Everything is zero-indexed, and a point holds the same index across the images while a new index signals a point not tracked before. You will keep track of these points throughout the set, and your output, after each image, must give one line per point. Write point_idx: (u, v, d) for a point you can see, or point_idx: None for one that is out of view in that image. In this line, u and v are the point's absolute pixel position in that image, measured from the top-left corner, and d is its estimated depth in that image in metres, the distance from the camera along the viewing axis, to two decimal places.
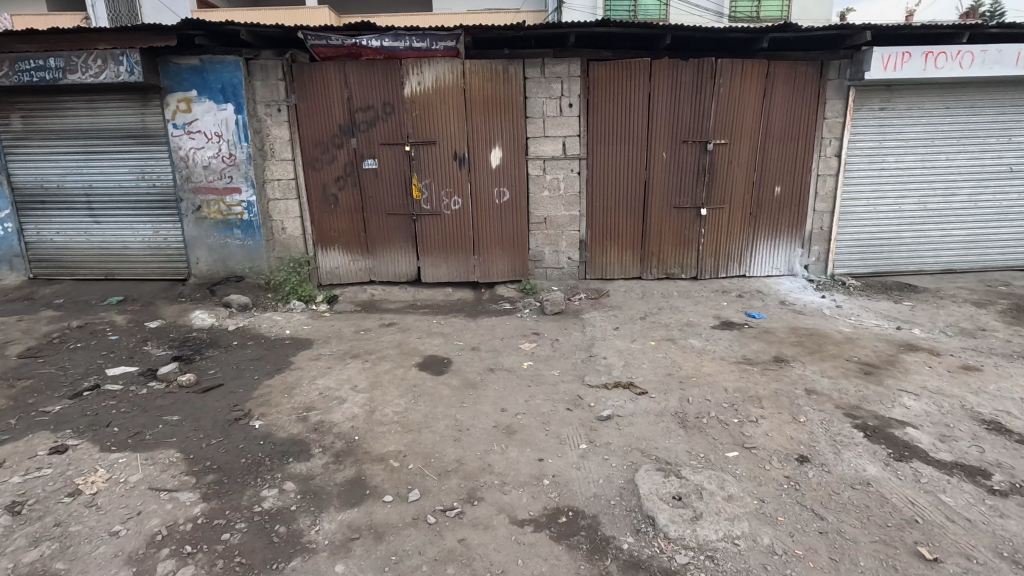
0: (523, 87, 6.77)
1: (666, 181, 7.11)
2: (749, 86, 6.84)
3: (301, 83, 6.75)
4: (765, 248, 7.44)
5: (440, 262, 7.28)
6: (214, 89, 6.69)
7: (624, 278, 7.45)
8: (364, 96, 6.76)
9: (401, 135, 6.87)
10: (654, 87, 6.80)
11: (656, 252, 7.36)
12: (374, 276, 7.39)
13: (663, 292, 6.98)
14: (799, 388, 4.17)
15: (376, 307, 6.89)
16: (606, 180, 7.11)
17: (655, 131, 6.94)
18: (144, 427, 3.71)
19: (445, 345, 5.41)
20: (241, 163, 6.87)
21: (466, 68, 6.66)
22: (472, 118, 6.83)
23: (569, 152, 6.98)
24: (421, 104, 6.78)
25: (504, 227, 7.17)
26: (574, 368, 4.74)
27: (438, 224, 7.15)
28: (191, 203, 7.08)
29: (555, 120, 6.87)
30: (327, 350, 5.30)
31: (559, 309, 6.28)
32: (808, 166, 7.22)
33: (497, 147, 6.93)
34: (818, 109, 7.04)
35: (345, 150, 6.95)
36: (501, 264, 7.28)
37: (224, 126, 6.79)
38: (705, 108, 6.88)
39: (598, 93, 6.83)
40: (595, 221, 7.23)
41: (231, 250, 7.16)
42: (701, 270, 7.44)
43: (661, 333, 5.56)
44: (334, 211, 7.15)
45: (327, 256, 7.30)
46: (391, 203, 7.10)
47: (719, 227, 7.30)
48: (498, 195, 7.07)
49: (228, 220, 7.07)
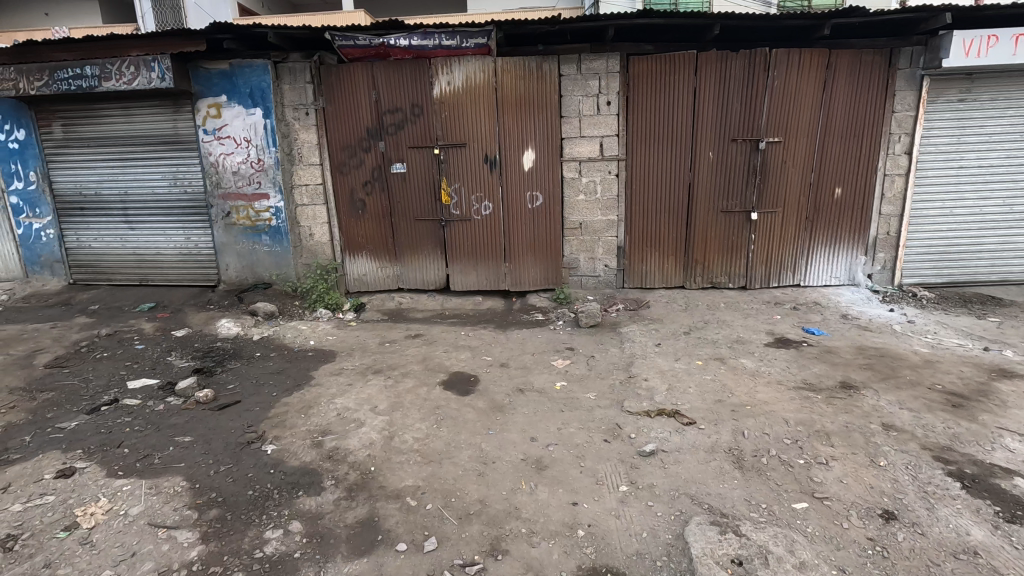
0: (558, 85, 6.38)
1: (713, 183, 6.58)
2: (808, 78, 6.23)
3: (329, 86, 6.56)
4: (823, 256, 6.80)
5: (469, 270, 6.97)
6: (243, 93, 6.59)
7: (665, 287, 6.94)
8: (392, 98, 6.52)
9: (430, 137, 6.59)
10: (701, 81, 6.28)
11: (700, 259, 6.83)
12: (402, 283, 7.15)
13: (708, 303, 6.44)
14: (874, 423, 3.63)
15: (403, 317, 6.64)
16: (646, 182, 6.63)
17: (701, 130, 6.42)
18: (154, 450, 3.53)
19: (473, 361, 5.08)
20: (269, 168, 6.76)
21: (498, 66, 6.32)
22: (504, 118, 6.48)
23: (607, 152, 6.54)
24: (451, 105, 6.48)
25: (536, 233, 6.79)
26: (612, 391, 4.32)
27: (467, 230, 6.85)
28: (221, 209, 7.02)
29: (592, 119, 6.45)
30: (349, 365, 5.05)
31: (596, 321, 5.86)
32: (874, 166, 6.54)
33: (531, 148, 6.56)
34: (885, 102, 6.36)
35: (373, 154, 6.73)
36: (534, 272, 6.91)
37: (253, 130, 6.69)
38: (757, 103, 6.31)
39: (638, 89, 6.36)
40: (634, 227, 6.77)
41: (259, 256, 7.07)
42: (750, 279, 6.87)
43: (707, 352, 5.06)
44: (362, 217, 6.95)
45: (355, 263, 7.12)
46: (420, 208, 6.84)
47: (770, 232, 6.71)
48: (531, 199, 6.70)
49: (257, 226, 6.97)
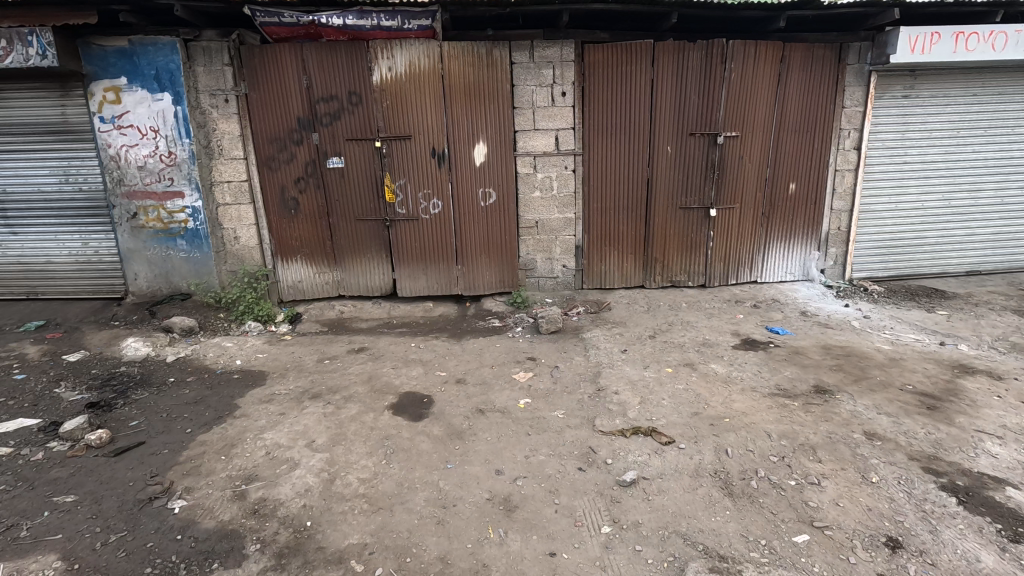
0: (510, 73, 5.93)
1: (672, 179, 6.35)
2: (763, 71, 6.10)
3: (251, 69, 5.78)
4: (778, 252, 6.76)
5: (418, 274, 6.41)
6: (148, 75, 5.69)
7: (625, 287, 6.68)
8: (326, 85, 5.83)
9: (370, 129, 5.96)
10: (658, 72, 6.01)
11: (660, 257, 6.60)
12: (343, 290, 6.49)
13: (670, 303, 6.23)
14: (857, 431, 3.45)
15: (345, 329, 6.01)
16: (604, 178, 6.31)
17: (659, 124, 6.17)
18: (22, 518, 2.81)
19: (425, 379, 4.57)
20: (183, 162, 5.90)
21: (444, 51, 5.78)
22: (452, 108, 5.95)
23: (563, 147, 6.17)
24: (392, 93, 5.86)
25: (490, 233, 6.33)
26: (582, 408, 3.94)
27: (414, 230, 6.28)
28: (125, 210, 6.07)
29: (547, 111, 6.05)
30: (281, 388, 4.39)
31: (557, 327, 5.49)
32: (826, 161, 6.55)
33: (482, 142, 6.08)
34: (836, 97, 6.36)
35: (306, 147, 6.02)
36: (488, 274, 6.44)
37: (161, 119, 5.80)
38: (715, 97, 6.12)
39: (594, 79, 6.02)
40: (592, 225, 6.45)
41: (174, 264, 6.19)
42: (709, 277, 6.72)
43: (676, 357, 4.80)
44: (295, 217, 6.23)
45: (288, 269, 6.38)
46: (361, 207, 6.20)
47: (728, 229, 6.58)
48: (483, 196, 6.22)
49: (170, 230, 6.09)
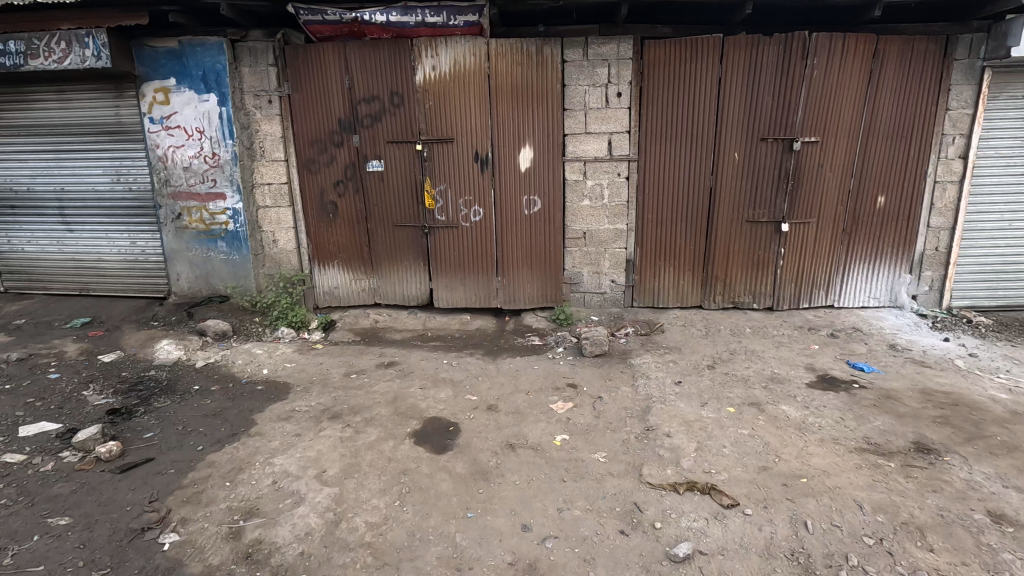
0: (561, 72, 5.49)
1: (738, 189, 5.69)
2: (851, 69, 5.35)
3: (295, 70, 5.64)
4: (861, 273, 5.94)
5: (456, 284, 6.07)
6: (195, 76, 5.65)
7: (680, 307, 6.06)
8: (368, 85, 5.60)
9: (411, 131, 5.68)
10: (727, 70, 5.38)
11: (721, 276, 5.94)
12: (379, 298, 6.24)
13: (731, 327, 5.57)
14: (977, 510, 2.76)
15: (377, 340, 5.74)
16: (661, 186, 5.74)
17: (726, 127, 5.53)
18: (11, 540, 2.64)
19: (454, 403, 4.18)
20: (225, 164, 5.83)
21: (492, 49, 5.41)
22: (498, 110, 5.57)
23: (616, 152, 5.66)
24: (436, 93, 5.56)
25: (534, 243, 5.90)
26: (627, 451, 3.43)
27: (453, 238, 5.94)
28: (170, 210, 6.08)
29: (600, 113, 5.56)
30: (302, 405, 4.13)
31: (602, 350, 4.98)
32: (923, 171, 5.68)
33: (528, 146, 5.66)
34: (939, 97, 5.50)
35: (346, 150, 5.82)
36: (530, 287, 6.01)
37: (206, 120, 5.75)
38: (793, 97, 5.41)
39: (654, 78, 5.47)
40: (646, 238, 5.88)
41: (214, 266, 6.14)
42: (777, 299, 5.98)
43: (739, 394, 4.18)
44: (333, 222, 6.04)
45: (325, 274, 6.21)
46: (399, 213, 5.93)
47: (802, 246, 5.83)
48: (528, 204, 5.80)
49: (212, 231, 6.05)
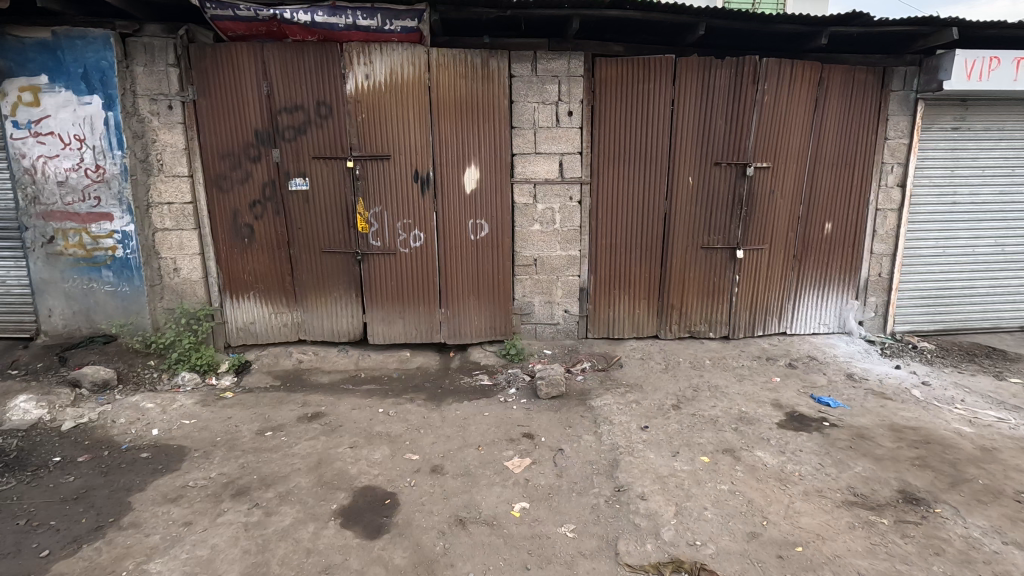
0: (508, 88, 5.08)
1: (692, 215, 5.48)
2: (799, 95, 5.31)
3: (201, 72, 4.86)
4: (811, 300, 5.89)
5: (393, 317, 5.41)
6: (73, 74, 4.72)
7: (636, 337, 5.72)
8: (290, 93, 4.92)
9: (340, 146, 5.03)
10: (680, 92, 5.19)
11: (677, 304, 5.68)
12: (304, 334, 5.45)
13: (691, 360, 5.28)
14: None
15: (301, 385, 4.95)
16: (615, 211, 5.42)
17: (680, 151, 5.32)
18: None
19: (391, 466, 3.52)
20: (112, 179, 4.89)
21: (432, 59, 4.91)
22: (440, 125, 5.06)
23: (568, 174, 5.29)
24: (369, 104, 4.96)
25: (480, 271, 5.38)
26: (598, 521, 2.94)
27: (390, 266, 5.30)
28: (39, 232, 4.99)
29: (550, 132, 5.18)
30: (198, 477, 3.32)
31: (559, 391, 4.50)
32: (865, 198, 5.74)
33: (474, 165, 5.17)
34: (878, 127, 5.59)
35: (264, 165, 5.07)
36: (477, 320, 5.46)
37: (88, 126, 4.81)
38: (745, 121, 5.28)
39: (607, 98, 5.18)
40: (599, 265, 5.53)
41: (97, 299, 5.11)
42: (733, 327, 5.80)
43: (710, 439, 3.81)
44: (248, 247, 5.23)
45: (238, 307, 5.35)
46: (328, 237, 5.23)
47: (756, 273, 5.70)
48: (474, 228, 5.29)
49: (94, 258, 5.04)
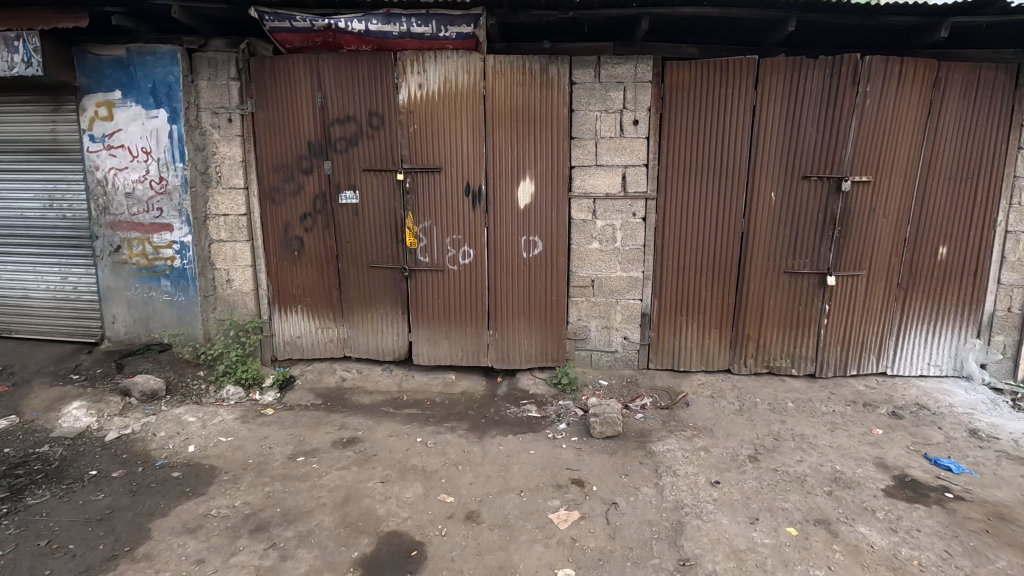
0: (568, 95, 4.71)
1: (775, 234, 4.82)
2: (909, 98, 4.56)
3: (260, 85, 4.87)
4: (919, 336, 5.03)
5: (439, 337, 5.12)
6: (143, 89, 4.86)
7: (704, 371, 5.10)
8: (344, 105, 4.81)
9: (392, 157, 4.86)
10: (763, 97, 4.60)
11: (754, 335, 5.01)
12: (349, 350, 5.28)
13: (770, 401, 4.58)
14: None
15: (341, 405, 4.75)
16: (685, 230, 4.87)
17: (762, 163, 4.71)
18: None
19: (422, 509, 3.18)
20: (174, 190, 4.98)
21: (488, 67, 4.64)
22: (494, 136, 4.76)
23: (631, 188, 4.82)
24: (422, 114, 4.75)
25: (532, 291, 4.99)
26: None
27: (437, 284, 5.03)
28: (108, 242, 5.18)
29: (613, 143, 4.75)
30: (222, 506, 3.16)
31: (615, 431, 4.00)
32: (991, 218, 4.84)
33: (530, 178, 4.82)
34: (1009, 134, 4.70)
35: (316, 177, 4.99)
36: (527, 343, 5.07)
37: (155, 139, 4.94)
38: (843, 128, 4.59)
39: (678, 105, 4.69)
40: (664, 289, 4.98)
41: (156, 308, 5.21)
42: (821, 365, 5.03)
43: (797, 504, 3.18)
44: (298, 260, 5.15)
45: (286, 321, 5.27)
46: (376, 252, 5.05)
47: (850, 303, 4.93)
48: (527, 246, 4.92)
49: (154, 267, 5.14)
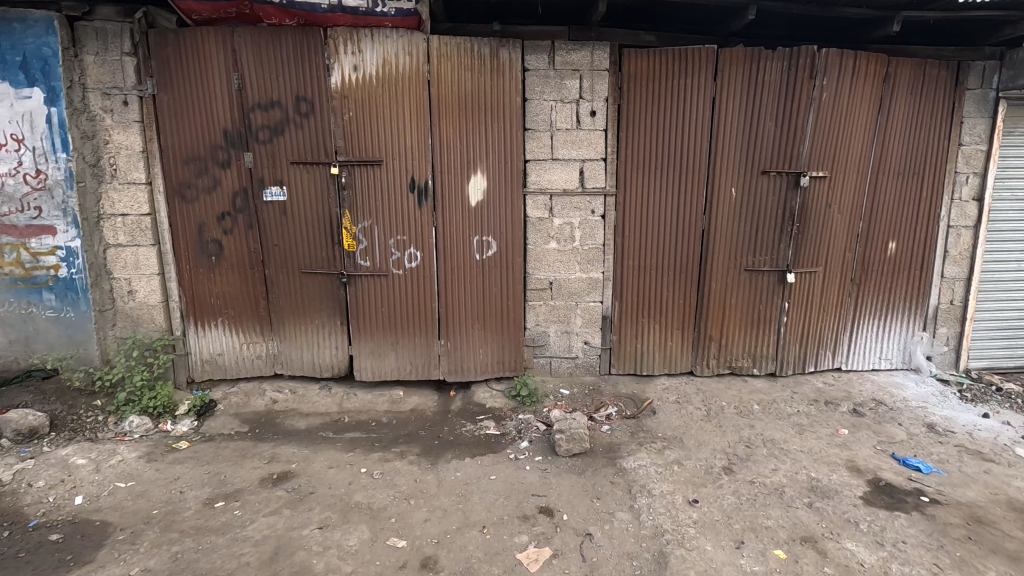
0: (521, 82, 4.33)
1: (735, 232, 4.68)
2: (862, 93, 4.52)
3: (163, 63, 4.16)
4: (871, 331, 5.07)
5: (384, 349, 4.61)
6: (10, 63, 4.01)
7: (667, 374, 4.89)
8: (266, 87, 4.19)
9: (324, 148, 4.29)
10: (723, 89, 4.42)
11: (716, 336, 4.86)
12: (280, 367, 4.66)
13: (736, 404, 4.42)
14: None
15: (271, 432, 4.14)
16: (646, 227, 4.63)
17: (721, 158, 4.54)
18: None
19: (369, 560, 2.72)
20: (55, 186, 4.16)
21: (432, 48, 4.18)
22: (441, 125, 4.31)
23: (589, 184, 4.51)
24: (357, 99, 4.22)
25: (487, 296, 4.58)
26: None
27: (380, 290, 4.52)
28: None
29: (569, 135, 4.42)
30: None
31: (582, 448, 3.68)
32: (935, 213, 4.93)
33: (481, 172, 4.41)
34: (951, 131, 4.79)
35: (235, 171, 4.33)
36: (482, 352, 4.66)
37: (28, 124, 4.09)
38: (800, 123, 4.49)
39: (637, 95, 4.42)
40: (626, 290, 4.72)
41: (36, 327, 4.34)
42: (781, 363, 4.95)
43: (780, 520, 2.98)
44: (216, 266, 4.47)
45: (204, 336, 4.58)
46: (309, 255, 4.46)
47: (808, 300, 4.87)
48: (480, 246, 4.51)
49: (33, 278, 4.28)
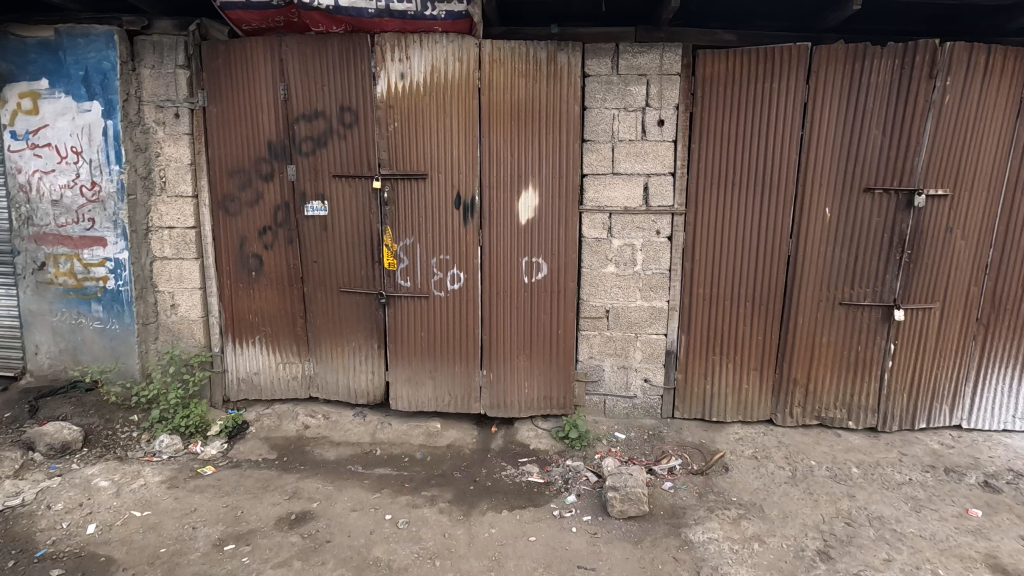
0: (580, 89, 3.91)
1: (829, 259, 3.98)
2: (996, 96, 3.74)
3: (214, 75, 4.10)
4: (1003, 383, 4.14)
5: (422, 377, 4.26)
6: (74, 77, 4.08)
7: (742, 422, 4.20)
8: (311, 98, 4.03)
9: (367, 161, 4.05)
10: (817, 93, 3.79)
11: (802, 380, 4.13)
12: (315, 390, 4.42)
13: (830, 465, 3.68)
14: None
15: (298, 461, 3.86)
16: (719, 251, 4.03)
17: (814, 173, 3.89)
18: None
19: None
20: (108, 198, 4.16)
21: (484, 54, 3.85)
22: (490, 136, 3.96)
23: (654, 201, 3.99)
24: (403, 109, 3.96)
25: (535, 323, 4.14)
26: None
27: (420, 313, 4.19)
28: (30, 258, 4.33)
29: (633, 146, 3.94)
30: None
31: (639, 510, 3.12)
32: None
33: (533, 187, 4.00)
34: None
35: (278, 184, 4.18)
36: (528, 386, 4.19)
37: (86, 136, 4.13)
38: (914, 132, 3.78)
39: (712, 101, 3.88)
40: (694, 323, 4.13)
41: (85, 337, 4.35)
42: (884, 417, 4.13)
43: None
44: (255, 282, 4.32)
45: (241, 354, 4.42)
46: (348, 273, 4.21)
47: (920, 343, 4.06)
48: (529, 268, 4.08)
49: (84, 289, 4.30)
